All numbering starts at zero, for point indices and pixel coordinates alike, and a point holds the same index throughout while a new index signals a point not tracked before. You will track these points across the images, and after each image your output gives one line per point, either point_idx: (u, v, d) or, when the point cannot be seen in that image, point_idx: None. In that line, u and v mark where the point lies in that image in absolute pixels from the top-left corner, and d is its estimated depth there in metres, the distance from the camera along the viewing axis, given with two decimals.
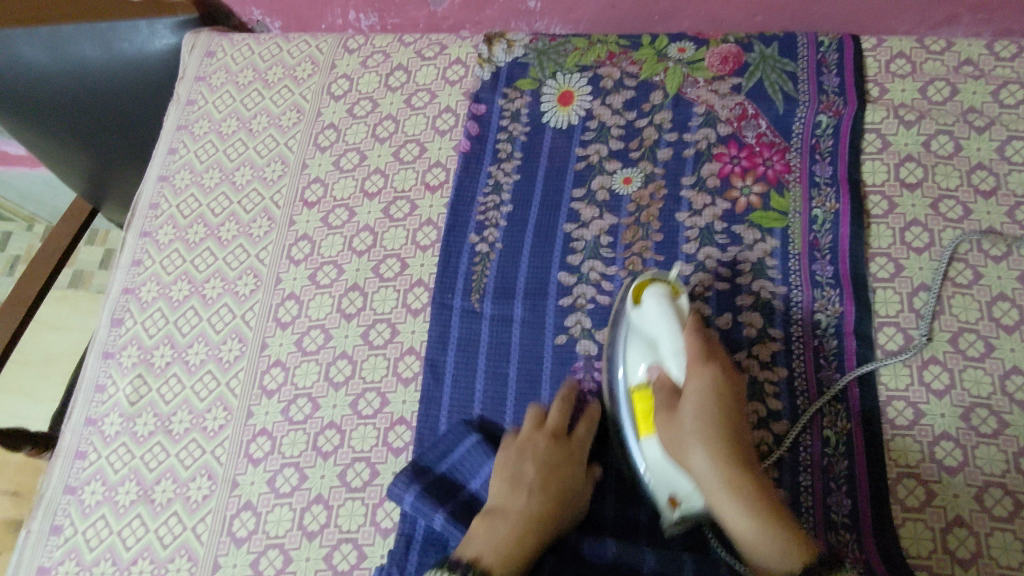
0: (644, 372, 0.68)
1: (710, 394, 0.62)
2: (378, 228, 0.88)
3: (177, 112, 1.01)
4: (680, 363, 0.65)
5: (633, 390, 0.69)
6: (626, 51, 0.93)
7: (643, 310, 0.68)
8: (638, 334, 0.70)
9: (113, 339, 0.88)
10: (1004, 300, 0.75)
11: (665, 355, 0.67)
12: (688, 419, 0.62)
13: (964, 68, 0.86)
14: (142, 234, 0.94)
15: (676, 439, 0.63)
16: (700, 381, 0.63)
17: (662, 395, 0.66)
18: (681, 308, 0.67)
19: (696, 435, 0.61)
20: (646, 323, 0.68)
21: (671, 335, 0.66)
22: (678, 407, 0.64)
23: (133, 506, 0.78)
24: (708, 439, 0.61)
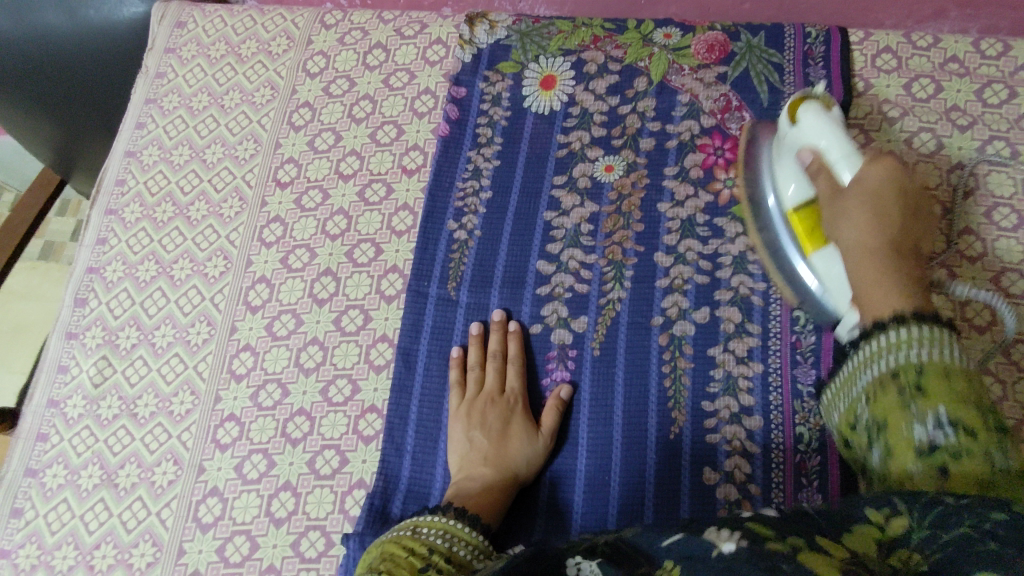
0: (798, 193, 0.72)
1: (882, 179, 0.64)
2: (353, 211, 0.86)
3: (146, 84, 0.98)
4: (851, 163, 0.66)
5: (790, 212, 0.73)
6: (611, 35, 0.91)
7: (801, 125, 0.71)
8: (784, 149, 0.74)
9: (76, 320, 0.86)
10: (977, 301, 0.75)
11: (828, 157, 0.68)
12: (852, 202, 0.64)
13: (950, 65, 0.86)
14: (108, 211, 0.91)
15: (838, 208, 0.65)
16: (873, 172, 0.64)
17: (821, 185, 0.68)
18: (837, 119, 0.70)
19: (862, 204, 0.63)
20: (809, 132, 0.70)
21: (838, 137, 0.68)
22: (843, 187, 0.66)
23: (96, 490, 0.77)
24: (858, 221, 0.63)
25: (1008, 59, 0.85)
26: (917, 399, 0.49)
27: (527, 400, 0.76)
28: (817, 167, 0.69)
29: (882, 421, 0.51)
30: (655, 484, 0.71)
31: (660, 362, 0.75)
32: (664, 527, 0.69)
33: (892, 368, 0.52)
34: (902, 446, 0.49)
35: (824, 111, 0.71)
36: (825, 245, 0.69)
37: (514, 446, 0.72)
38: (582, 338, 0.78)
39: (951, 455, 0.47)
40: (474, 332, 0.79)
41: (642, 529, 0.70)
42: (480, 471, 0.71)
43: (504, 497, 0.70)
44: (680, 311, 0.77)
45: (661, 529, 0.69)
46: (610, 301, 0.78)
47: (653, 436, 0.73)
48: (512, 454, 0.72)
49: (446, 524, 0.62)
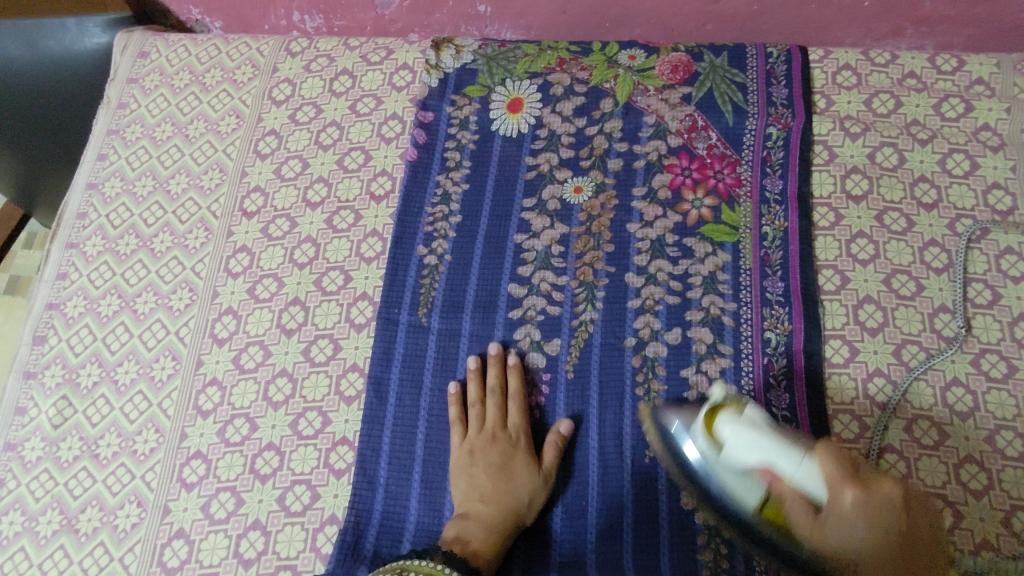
0: (751, 491, 0.60)
1: (864, 518, 0.52)
2: (321, 239, 0.85)
3: (108, 115, 0.97)
4: (804, 466, 0.55)
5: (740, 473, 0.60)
6: (576, 58, 0.92)
7: (725, 443, 0.60)
8: (731, 467, 0.60)
9: (35, 358, 0.83)
10: (945, 312, 0.75)
11: (781, 470, 0.56)
12: (839, 537, 0.53)
13: (908, 80, 0.87)
14: (68, 245, 0.89)
15: (827, 550, 0.54)
16: (846, 501, 0.53)
17: (791, 503, 0.55)
18: (760, 423, 0.60)
19: (857, 513, 0.52)
20: (735, 450, 0.59)
21: (789, 454, 0.56)
22: (821, 519, 0.54)
23: (56, 536, 0.74)
24: (865, 534, 0.52)
25: (964, 73, 0.87)
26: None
27: (531, 436, 0.74)
28: (772, 483, 0.57)
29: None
30: (633, 512, 0.70)
31: (634, 384, 0.74)
32: (645, 557, 0.68)
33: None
34: None
35: (738, 417, 0.61)
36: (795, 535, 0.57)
37: (514, 484, 0.71)
38: (555, 362, 0.77)
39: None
40: (473, 366, 0.77)
41: (622, 559, 0.68)
42: (477, 508, 0.69)
43: (500, 537, 0.68)
44: (652, 332, 0.76)
45: (641, 559, 0.68)
46: (583, 323, 0.78)
47: (629, 461, 0.72)
48: (511, 492, 0.70)
49: (433, 570, 0.61)
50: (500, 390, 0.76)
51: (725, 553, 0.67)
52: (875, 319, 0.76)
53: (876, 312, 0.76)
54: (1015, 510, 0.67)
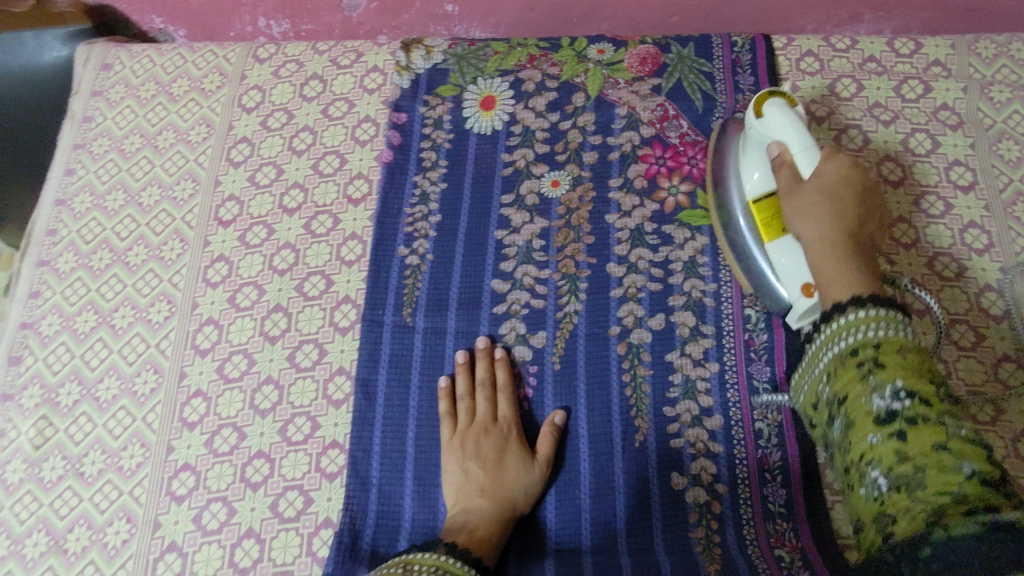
0: (761, 180, 0.73)
1: (838, 174, 0.66)
2: (300, 244, 0.85)
3: (73, 129, 0.95)
4: (809, 155, 0.68)
5: (750, 203, 0.74)
6: (546, 54, 0.93)
7: (766, 118, 0.70)
8: (757, 143, 0.73)
9: (11, 380, 0.81)
10: (915, 286, 0.78)
11: (789, 150, 0.69)
12: (817, 202, 0.66)
13: (868, 64, 0.90)
14: (39, 263, 0.87)
15: (793, 204, 0.68)
16: (829, 167, 0.67)
17: (785, 175, 0.70)
18: (802, 120, 0.69)
19: (821, 189, 0.66)
20: (772, 128, 0.70)
21: (804, 137, 0.68)
22: (801, 182, 0.68)
23: (44, 558, 0.73)
24: (821, 218, 0.65)
25: (921, 56, 0.89)
26: (875, 372, 0.54)
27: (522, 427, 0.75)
28: (781, 161, 0.70)
29: (843, 395, 0.57)
30: (625, 494, 0.71)
31: (620, 370, 0.76)
32: (640, 539, 0.69)
33: (851, 347, 0.57)
34: (861, 423, 0.54)
35: (788, 108, 0.70)
36: (783, 234, 0.71)
37: (512, 476, 0.71)
38: (541, 354, 0.78)
39: (907, 422, 0.51)
40: (459, 361, 0.77)
41: (617, 543, 0.69)
42: (478, 503, 0.69)
43: (503, 529, 0.69)
44: (636, 319, 0.78)
45: (635, 540, 0.69)
46: (567, 315, 0.79)
47: (619, 446, 0.73)
48: (509, 485, 0.71)
49: (438, 560, 0.61)
50: (486, 383, 0.76)
51: (715, 529, 0.69)
52: None
53: None
54: None
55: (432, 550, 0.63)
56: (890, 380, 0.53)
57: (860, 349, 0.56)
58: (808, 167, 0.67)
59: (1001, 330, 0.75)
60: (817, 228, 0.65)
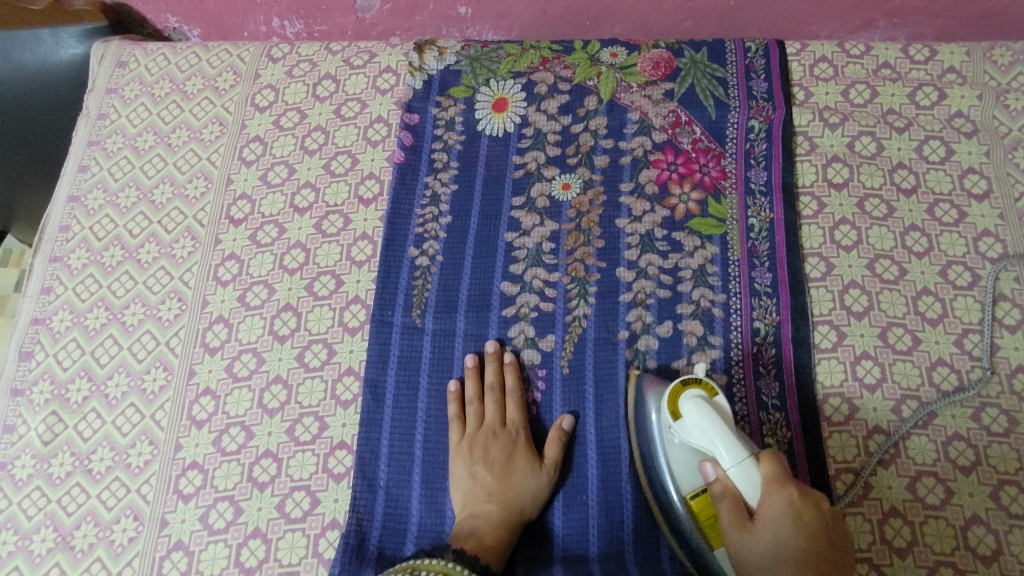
0: (692, 482, 0.64)
1: (789, 517, 0.55)
2: (311, 244, 0.85)
3: (88, 126, 0.96)
4: (743, 466, 0.58)
5: (688, 499, 0.64)
6: (559, 57, 0.92)
7: (686, 420, 0.63)
8: (687, 449, 0.64)
9: (22, 374, 0.82)
10: (928, 295, 0.77)
11: (721, 467, 0.59)
12: (767, 552, 0.54)
13: (883, 71, 0.89)
14: (51, 259, 0.88)
15: (748, 555, 0.56)
16: (779, 503, 0.55)
17: (725, 509, 0.58)
18: (722, 412, 0.63)
19: (772, 552, 0.54)
20: (694, 431, 0.62)
21: (728, 443, 0.59)
22: (752, 524, 0.56)
23: (51, 554, 0.73)
24: (791, 573, 0.53)
25: (936, 62, 0.89)
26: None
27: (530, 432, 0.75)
28: (717, 487, 0.59)
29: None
30: (632, 501, 0.71)
31: (628, 375, 0.75)
32: (645, 549, 0.69)
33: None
34: None
35: (709, 405, 0.63)
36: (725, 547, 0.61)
37: (519, 481, 0.71)
38: (550, 358, 0.77)
39: None
40: (469, 365, 0.77)
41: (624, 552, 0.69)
42: (485, 508, 0.69)
43: (510, 535, 0.68)
44: (644, 325, 0.77)
45: (641, 551, 0.69)
46: (576, 319, 0.78)
47: (627, 453, 0.72)
48: (517, 490, 0.70)
49: (445, 567, 0.61)
50: (495, 387, 0.76)
51: None
52: (861, 303, 0.77)
53: (861, 296, 0.78)
54: (1002, 484, 0.69)
55: (440, 556, 0.63)
56: None
57: None
58: (750, 491, 0.57)
59: (1014, 341, 0.75)
60: None
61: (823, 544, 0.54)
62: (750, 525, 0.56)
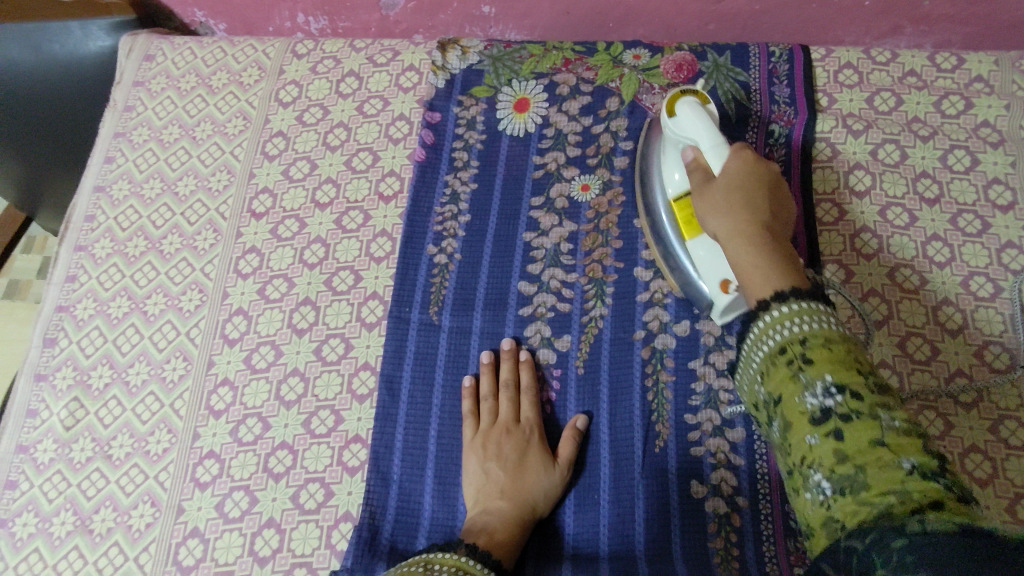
0: (677, 183, 0.74)
1: (742, 169, 0.66)
2: (331, 239, 0.85)
3: (115, 119, 0.97)
4: (719, 150, 0.68)
5: (671, 201, 0.75)
6: (581, 58, 0.93)
7: (678, 118, 0.72)
8: (675, 142, 0.74)
9: (46, 361, 0.83)
10: (949, 305, 0.77)
11: (700, 149, 0.70)
12: (721, 190, 0.65)
13: (908, 78, 0.88)
14: (77, 248, 0.89)
15: (708, 206, 0.66)
16: (736, 162, 0.66)
17: (695, 177, 0.70)
18: (712, 114, 0.71)
19: (731, 185, 0.64)
20: (685, 129, 0.71)
21: (711, 132, 0.69)
22: (712, 180, 0.67)
23: (70, 537, 0.74)
24: (737, 204, 0.63)
25: (963, 71, 0.88)
26: (805, 368, 0.52)
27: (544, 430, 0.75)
28: (694, 164, 0.70)
29: (777, 391, 0.54)
30: (643, 500, 0.71)
31: (643, 374, 0.75)
32: (656, 549, 0.69)
33: (779, 346, 0.54)
34: (798, 415, 0.51)
35: (699, 109, 0.71)
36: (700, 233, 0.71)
37: (532, 479, 0.71)
38: (565, 357, 0.78)
39: (840, 418, 0.49)
40: (485, 361, 0.78)
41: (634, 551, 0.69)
42: (497, 505, 0.69)
43: (522, 531, 0.69)
44: (661, 324, 0.77)
45: (652, 551, 0.69)
46: (592, 319, 0.78)
47: (640, 452, 0.72)
48: (529, 488, 0.71)
49: (459, 561, 0.61)
50: (510, 385, 0.76)
51: (734, 542, 0.68)
52: (879, 312, 0.77)
53: (880, 305, 0.77)
54: (1020, 498, 0.68)
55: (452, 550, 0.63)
56: (818, 376, 0.50)
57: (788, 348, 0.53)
58: (716, 159, 0.68)
59: None
60: (727, 221, 0.63)
61: (768, 212, 0.63)
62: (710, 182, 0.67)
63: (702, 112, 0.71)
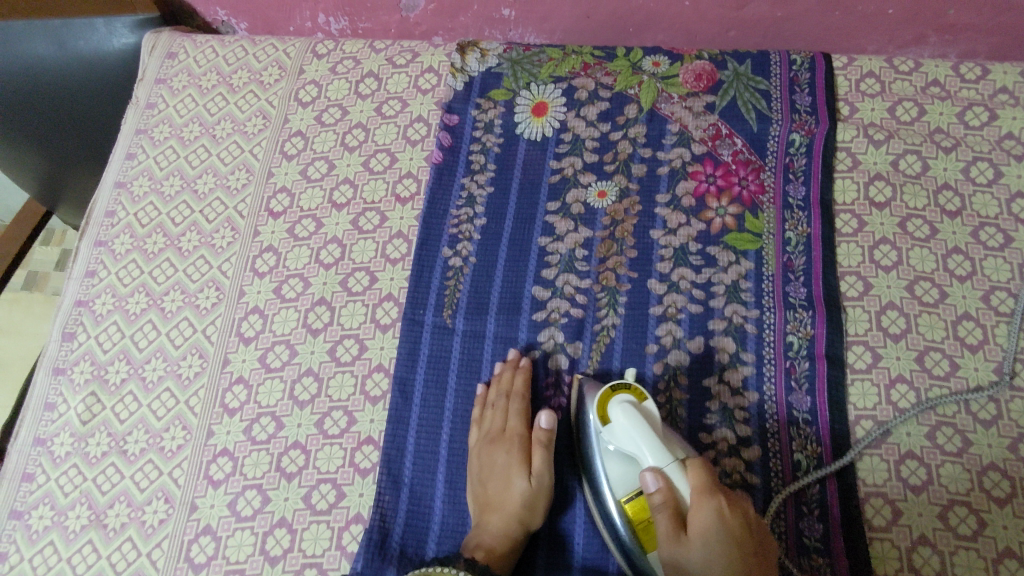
0: (627, 485, 0.65)
1: (716, 527, 0.60)
2: (347, 240, 0.86)
3: (137, 115, 0.98)
4: (678, 476, 0.61)
5: (621, 502, 0.65)
6: (601, 63, 0.92)
7: (615, 428, 0.64)
8: (618, 456, 0.66)
9: (64, 355, 0.84)
10: (968, 320, 0.76)
11: (655, 469, 0.62)
12: (701, 551, 0.59)
13: (932, 88, 0.87)
14: (96, 243, 0.90)
15: (683, 565, 0.60)
16: (706, 516, 0.60)
17: (663, 522, 0.60)
18: (650, 418, 0.64)
19: (709, 545, 0.59)
20: (623, 439, 0.64)
21: (662, 455, 0.62)
22: (685, 535, 0.60)
23: (84, 531, 0.75)
24: (724, 571, 0.60)
25: (988, 82, 0.87)
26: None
27: (524, 436, 0.74)
28: (657, 507, 0.61)
29: None
30: None
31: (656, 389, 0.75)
32: None
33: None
34: None
35: (640, 416, 0.64)
36: (654, 548, 0.63)
37: (510, 486, 0.71)
38: (578, 364, 0.77)
39: None
40: (498, 371, 0.77)
41: None
42: (491, 517, 0.70)
43: (515, 537, 0.69)
44: (675, 340, 0.77)
45: None
46: (606, 327, 0.78)
47: None
48: (515, 495, 0.70)
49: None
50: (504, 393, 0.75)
51: None
52: (898, 325, 0.76)
53: (899, 318, 0.76)
54: None
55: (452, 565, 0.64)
56: None
57: None
58: (684, 488, 0.61)
59: None
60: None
61: (746, 552, 0.61)
62: (685, 536, 0.60)
63: (645, 415, 0.64)
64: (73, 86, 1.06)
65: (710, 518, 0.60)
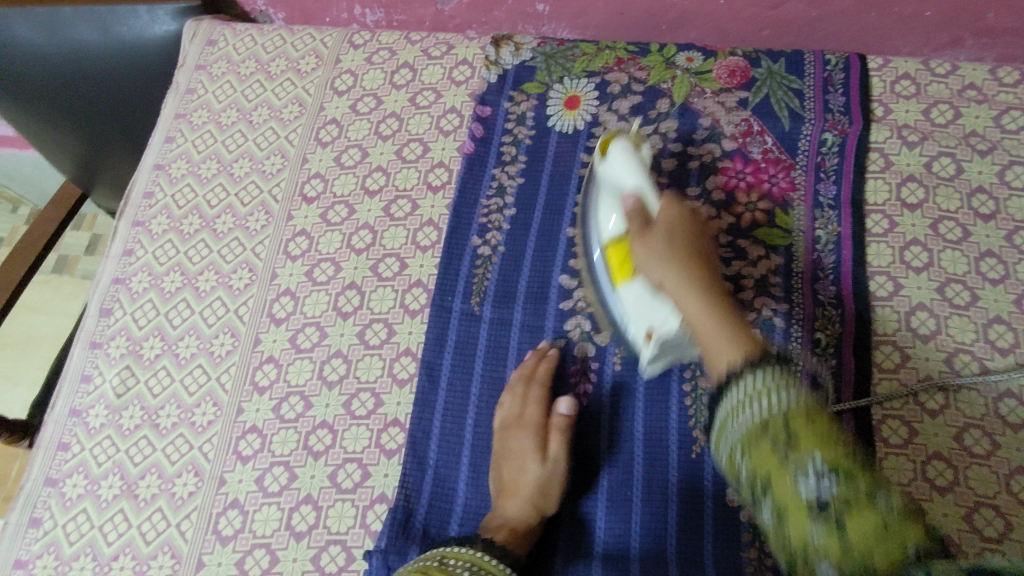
0: (615, 225, 0.72)
1: (676, 228, 0.67)
2: (378, 226, 0.87)
3: (176, 100, 1.00)
4: (653, 200, 0.70)
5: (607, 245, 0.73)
6: (634, 58, 0.93)
7: (611, 162, 0.73)
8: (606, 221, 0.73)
9: (101, 330, 0.86)
10: (1000, 323, 0.75)
11: (638, 195, 0.70)
12: (661, 265, 0.65)
13: (968, 92, 0.87)
14: (135, 223, 0.93)
15: (644, 255, 0.67)
16: (671, 214, 0.68)
17: (633, 223, 0.69)
18: (643, 159, 0.72)
19: (668, 255, 0.65)
20: (615, 171, 0.72)
21: (642, 179, 0.71)
22: (650, 225, 0.68)
23: (116, 500, 0.77)
24: (675, 262, 0.65)
25: None
26: (792, 448, 0.46)
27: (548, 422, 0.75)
28: (632, 210, 0.70)
29: (766, 476, 0.48)
30: (677, 503, 0.71)
31: (682, 380, 0.75)
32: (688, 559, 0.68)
33: (761, 420, 0.49)
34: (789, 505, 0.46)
35: (633, 151, 0.72)
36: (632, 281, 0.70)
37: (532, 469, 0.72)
38: (603, 352, 0.78)
39: (840, 505, 0.44)
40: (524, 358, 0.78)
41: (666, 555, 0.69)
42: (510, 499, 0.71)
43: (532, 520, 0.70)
44: None
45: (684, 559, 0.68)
46: None
47: (675, 456, 0.72)
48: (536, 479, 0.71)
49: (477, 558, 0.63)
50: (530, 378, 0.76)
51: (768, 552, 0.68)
52: (927, 326, 0.76)
53: (929, 319, 0.76)
54: None
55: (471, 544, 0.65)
56: (808, 453, 0.46)
57: (771, 421, 0.48)
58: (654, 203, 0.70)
59: None
60: (669, 271, 0.65)
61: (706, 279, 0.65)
62: (649, 227, 0.68)
63: (634, 155, 0.72)
64: (116, 72, 1.08)
65: (673, 214, 0.68)
